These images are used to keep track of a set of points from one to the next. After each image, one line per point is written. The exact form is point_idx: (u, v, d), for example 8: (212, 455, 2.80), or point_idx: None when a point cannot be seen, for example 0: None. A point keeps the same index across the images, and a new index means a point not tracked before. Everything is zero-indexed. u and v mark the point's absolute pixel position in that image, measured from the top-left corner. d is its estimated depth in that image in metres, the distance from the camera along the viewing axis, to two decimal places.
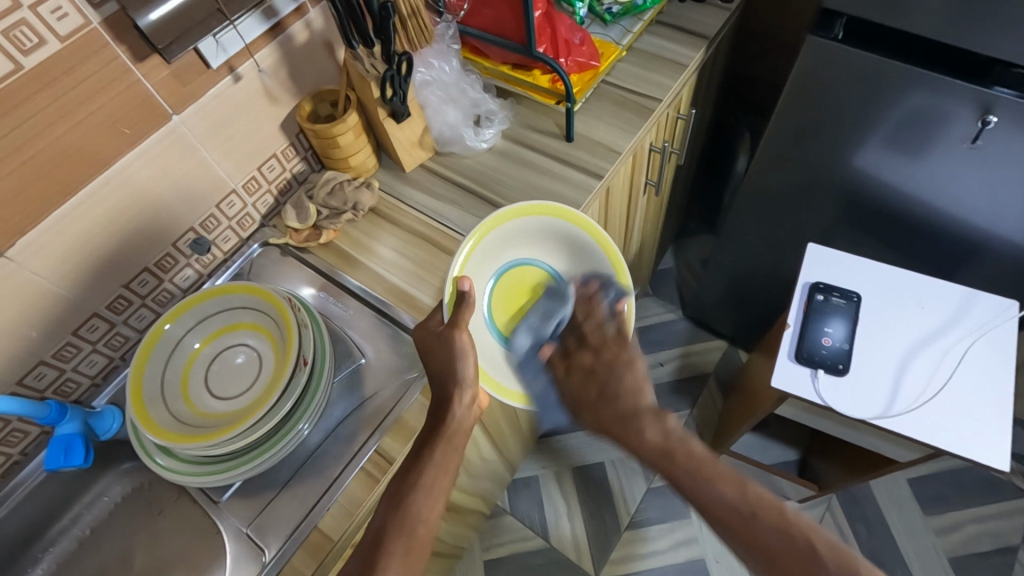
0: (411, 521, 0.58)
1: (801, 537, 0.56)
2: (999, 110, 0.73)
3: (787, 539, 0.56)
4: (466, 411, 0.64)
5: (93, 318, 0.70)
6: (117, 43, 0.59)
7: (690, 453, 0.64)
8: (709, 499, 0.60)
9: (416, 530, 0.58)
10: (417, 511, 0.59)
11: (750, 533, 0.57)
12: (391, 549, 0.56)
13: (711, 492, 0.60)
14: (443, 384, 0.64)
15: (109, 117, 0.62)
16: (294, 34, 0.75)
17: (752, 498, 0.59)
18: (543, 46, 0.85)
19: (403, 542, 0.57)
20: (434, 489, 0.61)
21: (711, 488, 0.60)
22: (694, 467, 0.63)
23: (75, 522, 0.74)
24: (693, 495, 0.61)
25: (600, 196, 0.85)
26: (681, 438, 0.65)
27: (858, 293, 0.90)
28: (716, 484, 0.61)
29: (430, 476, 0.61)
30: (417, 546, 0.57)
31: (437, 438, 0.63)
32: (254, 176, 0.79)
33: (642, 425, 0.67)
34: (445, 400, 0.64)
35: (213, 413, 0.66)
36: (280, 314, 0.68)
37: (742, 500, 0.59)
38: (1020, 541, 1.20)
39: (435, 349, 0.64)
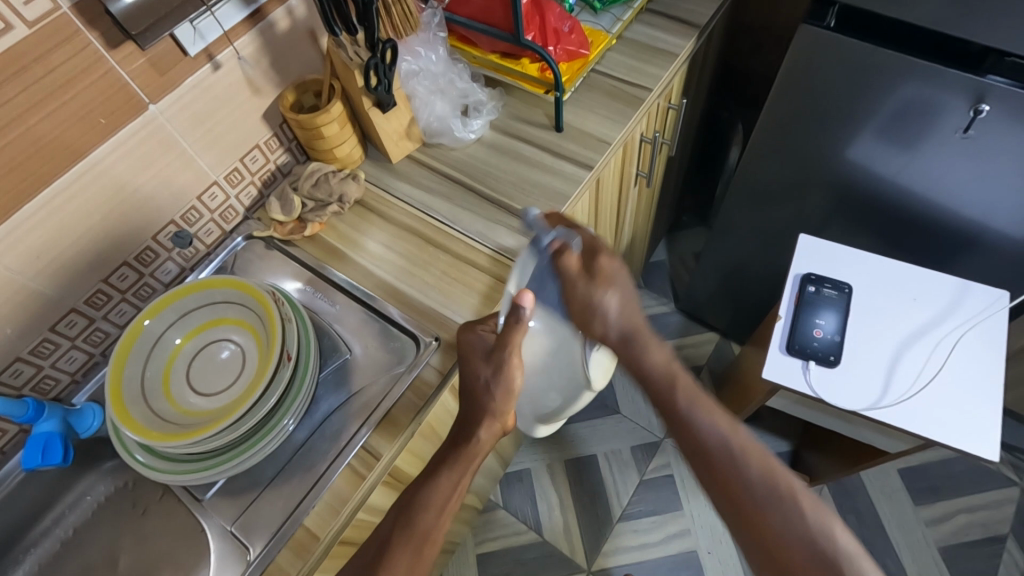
0: (420, 536, 0.58)
1: (785, 492, 0.56)
2: (992, 99, 0.72)
3: (771, 491, 0.56)
4: (491, 434, 0.64)
5: (72, 313, 0.68)
6: (89, 30, 0.57)
7: (689, 388, 0.63)
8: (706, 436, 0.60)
9: (425, 545, 0.58)
10: (425, 529, 0.58)
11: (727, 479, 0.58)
12: (397, 564, 0.56)
13: (704, 426, 0.60)
14: (473, 409, 0.64)
15: (82, 107, 0.60)
16: (276, 22, 0.73)
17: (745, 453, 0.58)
18: (531, 34, 0.84)
19: (409, 561, 0.56)
20: (448, 507, 0.60)
21: (705, 418, 0.61)
22: (692, 394, 0.62)
23: (57, 522, 0.73)
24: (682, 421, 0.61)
25: (591, 187, 0.83)
26: (680, 370, 0.64)
27: (849, 285, 0.90)
28: (709, 415, 0.61)
29: (444, 493, 0.60)
30: (422, 566, 0.57)
31: (454, 453, 0.63)
32: (236, 168, 0.78)
33: (647, 348, 0.64)
34: (470, 423, 0.64)
35: (196, 411, 0.65)
36: (263, 309, 0.67)
37: (733, 446, 0.59)
38: (1009, 531, 1.21)
39: (484, 369, 0.62)
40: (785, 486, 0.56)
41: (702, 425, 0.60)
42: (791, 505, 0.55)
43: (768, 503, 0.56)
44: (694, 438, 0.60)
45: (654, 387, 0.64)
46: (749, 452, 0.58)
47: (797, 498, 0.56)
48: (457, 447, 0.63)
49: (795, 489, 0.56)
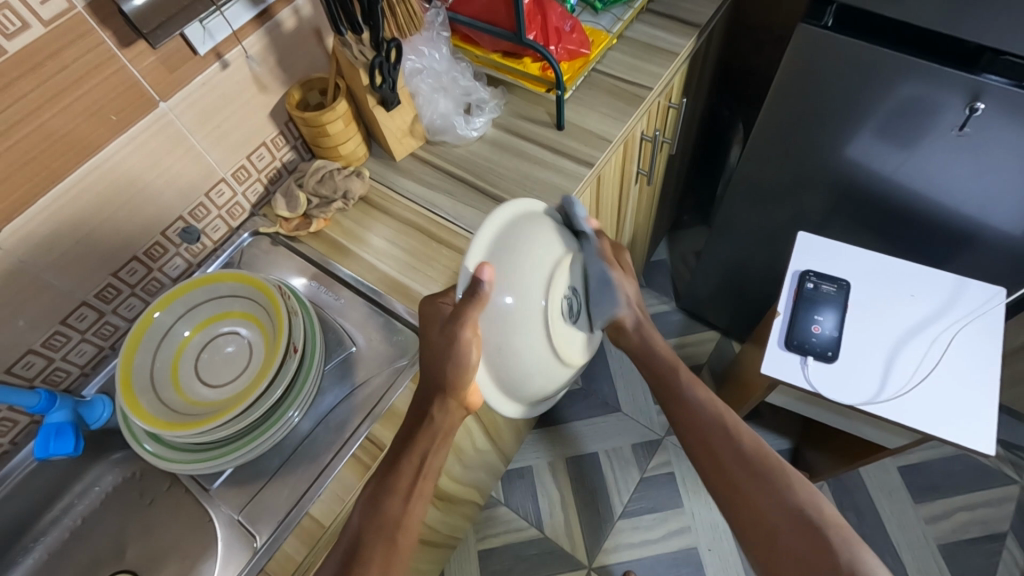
0: (391, 524, 0.58)
1: (771, 462, 0.66)
2: (987, 97, 0.73)
3: (752, 460, 0.67)
4: (446, 413, 0.63)
5: (82, 306, 0.70)
6: (102, 28, 0.59)
7: (678, 375, 0.76)
8: (695, 403, 0.73)
9: (396, 533, 0.58)
10: (395, 517, 0.59)
11: (709, 447, 0.69)
12: (370, 556, 0.57)
13: (692, 400, 0.73)
14: (432, 383, 0.63)
15: (94, 103, 0.61)
16: (283, 21, 0.74)
17: (727, 420, 0.71)
18: (533, 34, 0.85)
19: (382, 551, 0.57)
20: (414, 492, 0.61)
21: (698, 398, 0.73)
22: (691, 376, 0.75)
23: (66, 512, 0.75)
24: (680, 403, 0.73)
25: (592, 185, 0.85)
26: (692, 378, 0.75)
27: (846, 280, 0.91)
28: (703, 392, 0.73)
29: (408, 478, 0.61)
30: (398, 553, 0.58)
31: (413, 434, 0.63)
32: (243, 164, 0.79)
33: (693, 388, 0.74)
34: (427, 400, 0.63)
35: (204, 402, 0.66)
36: (270, 302, 0.68)
37: (724, 418, 0.71)
38: (1009, 528, 1.22)
39: (437, 337, 0.60)
40: (765, 459, 0.66)
41: (684, 394, 0.74)
42: (777, 479, 0.65)
43: (747, 479, 0.65)
44: (691, 417, 0.72)
45: (653, 373, 0.77)
46: (742, 427, 0.70)
47: (777, 471, 0.65)
48: (415, 431, 0.63)
49: (774, 461, 0.66)
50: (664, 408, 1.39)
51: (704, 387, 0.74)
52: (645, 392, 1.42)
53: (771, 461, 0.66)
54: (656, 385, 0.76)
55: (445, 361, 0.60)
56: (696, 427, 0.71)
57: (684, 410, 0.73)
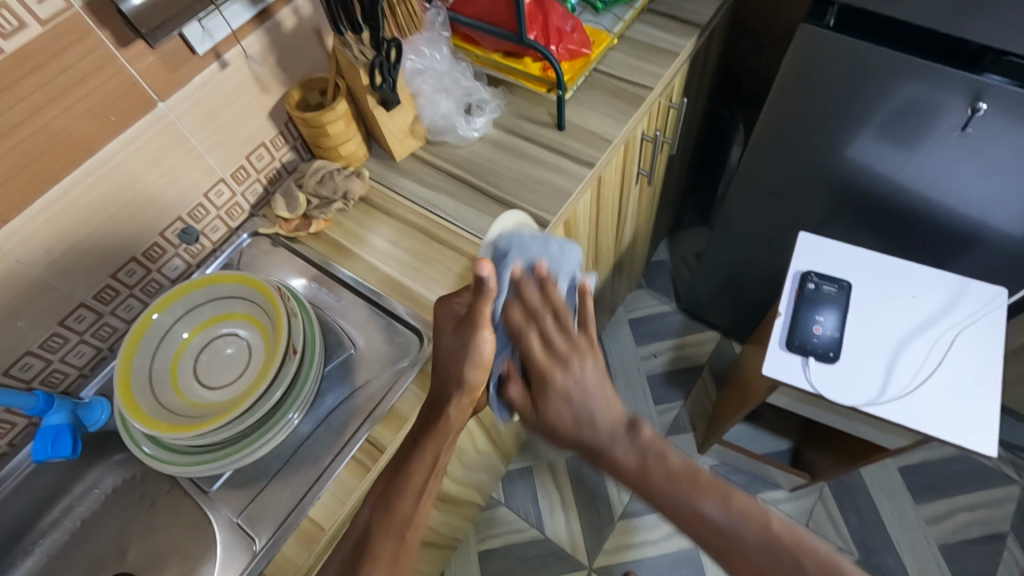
0: (401, 522, 0.54)
1: (788, 554, 0.47)
2: (990, 97, 0.73)
3: (777, 561, 0.47)
4: (461, 412, 0.60)
5: (81, 308, 0.69)
6: (101, 28, 0.58)
7: (670, 465, 0.52)
8: (700, 516, 0.49)
9: (406, 531, 0.54)
10: (406, 513, 0.54)
11: (726, 545, 0.48)
12: (381, 549, 0.53)
13: (697, 510, 0.50)
14: (444, 384, 0.60)
15: (94, 104, 0.61)
16: (282, 21, 0.74)
17: (745, 518, 0.49)
18: (534, 34, 0.84)
19: (391, 545, 0.53)
20: (424, 490, 0.56)
21: (701, 504, 0.49)
22: (673, 471, 0.52)
23: (65, 514, 0.74)
24: (674, 508, 0.50)
25: (593, 185, 0.84)
26: (659, 451, 0.53)
27: (848, 280, 0.91)
28: (707, 500, 0.50)
29: (420, 476, 0.56)
30: (407, 551, 0.53)
31: (427, 430, 0.59)
32: (243, 165, 0.79)
33: (619, 445, 0.54)
34: (441, 401, 0.60)
35: (204, 403, 0.66)
36: (269, 303, 0.67)
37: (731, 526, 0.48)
38: (1009, 529, 1.22)
39: (450, 340, 0.60)
40: (791, 546, 0.47)
41: (695, 508, 0.50)
42: (797, 568, 0.46)
43: (774, 575, 0.46)
44: (690, 522, 0.50)
45: (625, 480, 0.53)
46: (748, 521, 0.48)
47: (804, 560, 0.46)
48: (430, 424, 0.59)
49: (797, 542, 0.47)
50: (664, 409, 1.39)
51: (708, 484, 0.51)
52: (646, 393, 1.42)
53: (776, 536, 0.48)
54: (651, 493, 0.52)
55: (461, 360, 0.59)
56: (723, 539, 0.48)
57: (686, 518, 0.50)
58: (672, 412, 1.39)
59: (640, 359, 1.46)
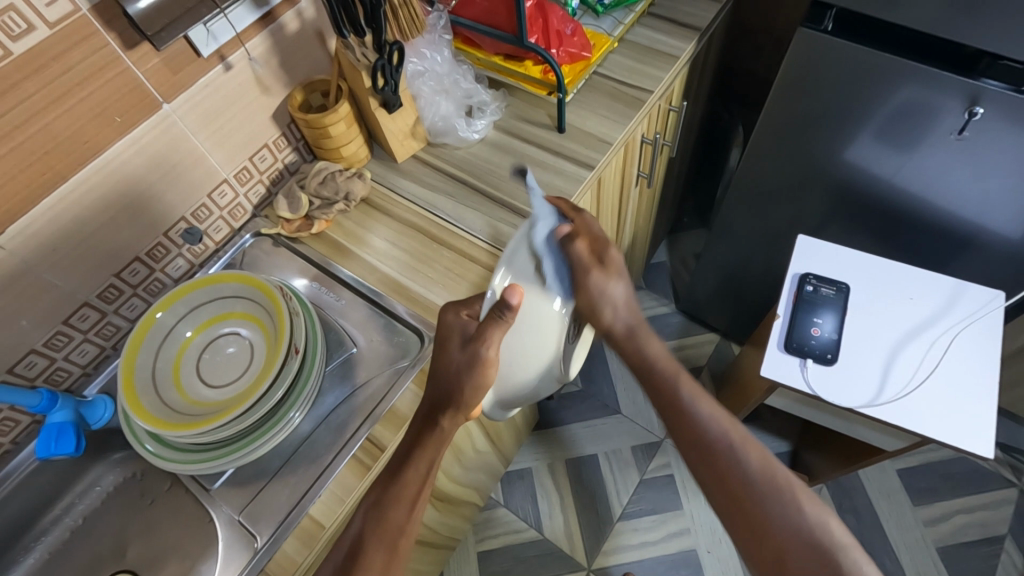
0: (393, 532, 0.58)
1: (782, 483, 0.59)
2: (986, 101, 0.74)
3: (770, 481, 0.59)
4: (455, 424, 0.61)
5: (85, 307, 0.70)
6: (107, 30, 0.59)
7: (691, 389, 0.65)
8: (700, 425, 0.62)
9: (398, 540, 0.58)
10: (399, 522, 0.58)
11: (717, 455, 0.61)
12: (372, 560, 0.56)
13: (702, 421, 0.63)
14: (443, 399, 0.61)
15: (98, 105, 0.62)
16: (286, 24, 0.75)
17: (746, 438, 0.61)
18: (535, 36, 0.85)
19: (383, 554, 0.57)
20: (418, 499, 0.60)
21: (702, 409, 0.63)
22: (693, 391, 0.65)
23: (66, 512, 0.75)
24: (684, 415, 0.63)
25: (592, 187, 0.85)
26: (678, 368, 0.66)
27: (846, 283, 0.91)
28: (710, 409, 0.63)
29: (413, 487, 0.60)
30: (398, 560, 0.57)
31: (420, 440, 0.62)
32: (246, 166, 0.79)
33: (698, 403, 0.64)
34: (437, 411, 0.62)
35: (205, 402, 0.66)
36: (272, 303, 0.68)
37: (728, 436, 0.61)
38: (1007, 531, 1.22)
39: (458, 355, 0.60)
40: (782, 478, 0.59)
41: (699, 413, 0.63)
42: (788, 490, 0.58)
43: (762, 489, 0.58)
44: (694, 432, 0.63)
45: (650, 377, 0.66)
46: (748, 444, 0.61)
47: (794, 484, 0.58)
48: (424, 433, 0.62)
49: (790, 480, 0.59)
50: None
51: (717, 407, 0.64)
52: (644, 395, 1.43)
53: (764, 466, 0.60)
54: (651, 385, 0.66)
55: (463, 380, 0.59)
56: (712, 441, 0.61)
57: (688, 428, 0.63)
58: None
59: None
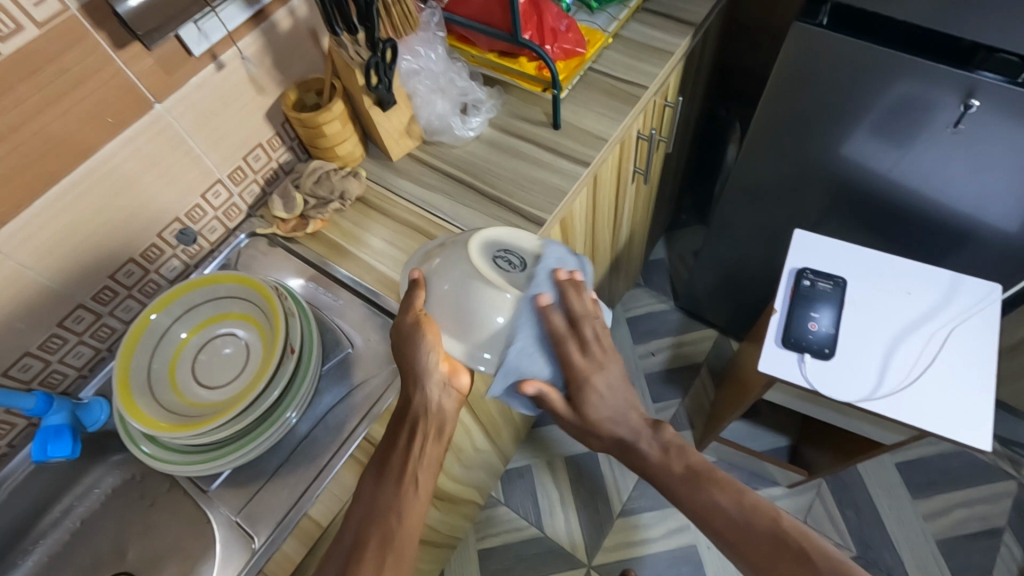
0: (384, 511, 0.58)
1: (799, 549, 0.54)
2: (982, 94, 0.74)
3: (786, 551, 0.54)
4: (445, 397, 0.63)
5: (80, 309, 0.70)
6: (97, 30, 0.58)
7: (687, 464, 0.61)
8: (707, 505, 0.58)
9: (392, 521, 0.58)
10: (387, 501, 0.59)
11: (731, 536, 0.57)
12: (366, 543, 0.56)
13: (708, 502, 0.59)
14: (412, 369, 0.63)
15: (91, 105, 0.61)
16: (278, 22, 0.74)
17: (751, 507, 0.57)
18: (529, 33, 0.85)
19: (378, 534, 0.57)
20: (411, 481, 0.61)
21: (708, 494, 0.59)
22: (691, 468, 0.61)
23: (65, 514, 0.75)
24: (682, 497, 0.60)
25: (588, 183, 0.85)
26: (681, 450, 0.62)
27: (843, 277, 0.91)
28: (716, 492, 0.59)
29: (400, 462, 0.61)
30: (394, 544, 0.56)
31: (404, 418, 0.63)
32: (240, 166, 0.79)
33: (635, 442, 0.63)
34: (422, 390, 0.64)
35: (201, 403, 0.66)
36: (267, 303, 0.68)
37: (740, 513, 0.57)
38: (1006, 524, 1.22)
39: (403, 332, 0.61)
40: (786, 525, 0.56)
41: (713, 501, 0.58)
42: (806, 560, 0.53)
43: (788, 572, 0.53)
44: (705, 508, 0.58)
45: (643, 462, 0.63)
46: (755, 513, 0.57)
47: (807, 547, 0.54)
48: (410, 416, 0.63)
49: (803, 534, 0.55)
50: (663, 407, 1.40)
51: (717, 479, 0.60)
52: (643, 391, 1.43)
53: (789, 530, 0.55)
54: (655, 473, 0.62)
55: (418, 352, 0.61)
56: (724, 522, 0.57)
57: (692, 505, 0.59)
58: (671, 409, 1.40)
59: (638, 357, 1.47)
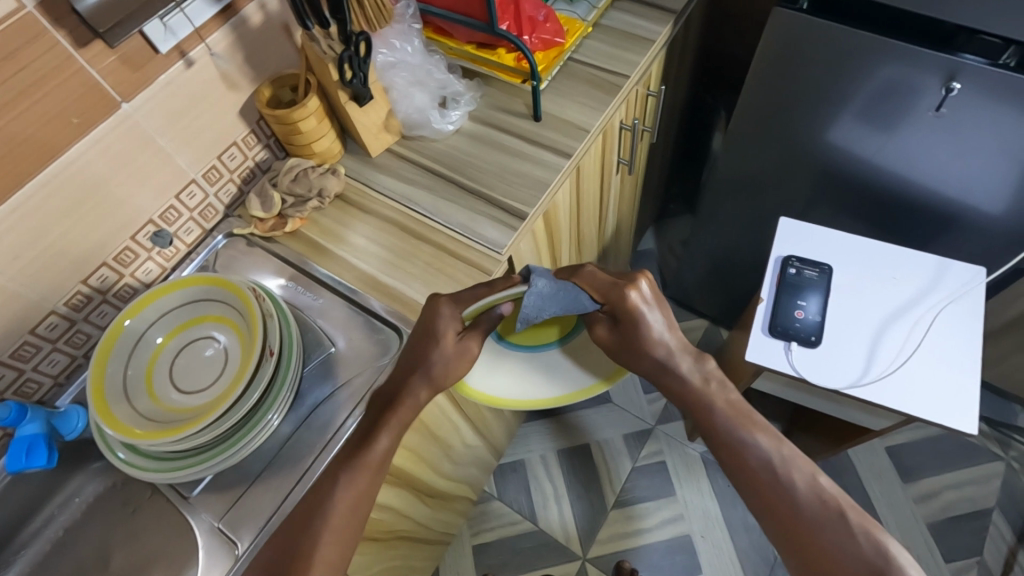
0: (349, 498, 0.57)
1: (833, 507, 0.56)
2: (964, 77, 0.73)
3: (818, 508, 0.56)
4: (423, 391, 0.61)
5: (52, 315, 0.68)
6: (56, 28, 0.56)
7: (734, 406, 0.61)
8: (748, 448, 0.59)
9: (354, 510, 0.57)
10: (353, 489, 0.58)
11: (767, 489, 0.57)
12: (323, 526, 0.56)
13: (748, 443, 0.59)
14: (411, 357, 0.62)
15: (55, 106, 0.59)
16: (248, 17, 0.72)
17: (789, 461, 0.58)
18: (506, 23, 0.84)
19: (340, 520, 0.57)
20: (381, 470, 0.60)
21: (750, 436, 0.59)
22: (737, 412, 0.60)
23: (47, 523, 0.73)
24: (725, 438, 0.60)
25: (571, 175, 0.84)
26: (722, 383, 0.62)
27: (829, 264, 0.91)
28: (755, 433, 0.59)
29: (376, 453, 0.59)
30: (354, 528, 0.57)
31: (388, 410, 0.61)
32: (215, 165, 0.77)
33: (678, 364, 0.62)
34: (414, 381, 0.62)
35: (179, 408, 0.65)
36: (244, 305, 0.66)
37: (778, 460, 0.58)
38: (995, 504, 1.23)
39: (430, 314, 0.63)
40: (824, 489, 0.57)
41: (746, 442, 0.59)
42: (838, 520, 0.55)
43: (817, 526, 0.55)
44: (739, 454, 0.59)
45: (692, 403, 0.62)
46: (793, 464, 0.58)
47: (847, 513, 0.55)
48: (396, 407, 0.61)
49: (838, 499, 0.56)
50: (654, 398, 1.40)
51: (758, 423, 0.60)
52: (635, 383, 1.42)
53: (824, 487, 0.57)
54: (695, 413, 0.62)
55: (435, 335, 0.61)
56: (754, 469, 0.58)
57: (732, 449, 0.59)
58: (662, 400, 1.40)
59: None
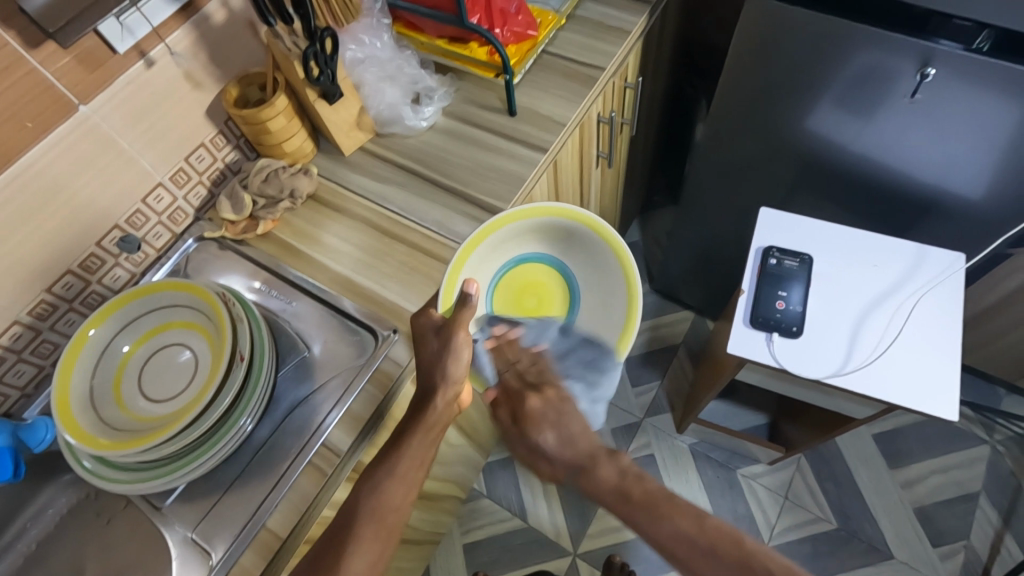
0: (382, 506, 0.56)
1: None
2: (938, 62, 0.73)
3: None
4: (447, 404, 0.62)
5: (16, 325, 0.66)
6: (5, 28, 0.55)
7: (648, 491, 0.56)
8: (664, 534, 0.53)
9: (388, 516, 0.57)
10: (390, 498, 0.57)
11: (704, 571, 0.51)
12: (363, 531, 0.55)
13: (666, 525, 0.53)
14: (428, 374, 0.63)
15: (8, 110, 0.58)
16: (211, 14, 0.71)
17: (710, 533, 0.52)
18: (477, 16, 0.82)
19: (373, 526, 0.56)
20: (409, 477, 0.59)
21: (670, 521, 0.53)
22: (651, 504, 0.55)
23: (19, 537, 0.72)
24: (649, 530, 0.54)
25: (548, 169, 0.83)
26: (638, 476, 0.58)
27: (809, 253, 0.90)
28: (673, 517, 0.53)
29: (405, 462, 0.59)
30: (387, 533, 0.56)
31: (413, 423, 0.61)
32: (182, 167, 0.76)
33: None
34: (428, 393, 0.63)
35: (148, 416, 0.63)
36: (212, 309, 0.65)
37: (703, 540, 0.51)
38: (981, 488, 1.24)
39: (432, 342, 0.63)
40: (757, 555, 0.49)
41: (667, 524, 0.53)
42: None
43: None
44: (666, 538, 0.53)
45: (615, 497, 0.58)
46: (720, 541, 0.51)
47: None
48: (417, 416, 0.62)
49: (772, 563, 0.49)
50: (641, 391, 1.40)
51: (678, 506, 0.54)
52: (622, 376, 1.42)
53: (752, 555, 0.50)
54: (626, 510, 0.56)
55: (443, 359, 0.62)
56: (681, 546, 0.52)
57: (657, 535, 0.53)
58: (650, 393, 1.40)
59: None
